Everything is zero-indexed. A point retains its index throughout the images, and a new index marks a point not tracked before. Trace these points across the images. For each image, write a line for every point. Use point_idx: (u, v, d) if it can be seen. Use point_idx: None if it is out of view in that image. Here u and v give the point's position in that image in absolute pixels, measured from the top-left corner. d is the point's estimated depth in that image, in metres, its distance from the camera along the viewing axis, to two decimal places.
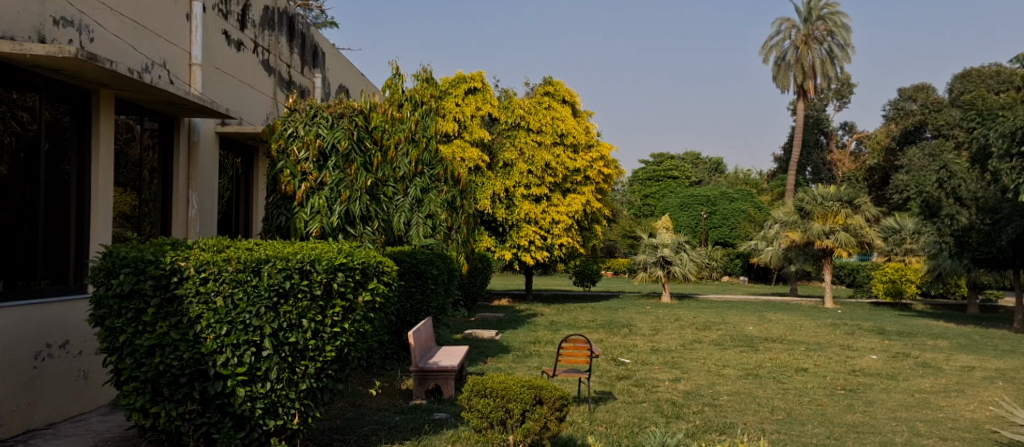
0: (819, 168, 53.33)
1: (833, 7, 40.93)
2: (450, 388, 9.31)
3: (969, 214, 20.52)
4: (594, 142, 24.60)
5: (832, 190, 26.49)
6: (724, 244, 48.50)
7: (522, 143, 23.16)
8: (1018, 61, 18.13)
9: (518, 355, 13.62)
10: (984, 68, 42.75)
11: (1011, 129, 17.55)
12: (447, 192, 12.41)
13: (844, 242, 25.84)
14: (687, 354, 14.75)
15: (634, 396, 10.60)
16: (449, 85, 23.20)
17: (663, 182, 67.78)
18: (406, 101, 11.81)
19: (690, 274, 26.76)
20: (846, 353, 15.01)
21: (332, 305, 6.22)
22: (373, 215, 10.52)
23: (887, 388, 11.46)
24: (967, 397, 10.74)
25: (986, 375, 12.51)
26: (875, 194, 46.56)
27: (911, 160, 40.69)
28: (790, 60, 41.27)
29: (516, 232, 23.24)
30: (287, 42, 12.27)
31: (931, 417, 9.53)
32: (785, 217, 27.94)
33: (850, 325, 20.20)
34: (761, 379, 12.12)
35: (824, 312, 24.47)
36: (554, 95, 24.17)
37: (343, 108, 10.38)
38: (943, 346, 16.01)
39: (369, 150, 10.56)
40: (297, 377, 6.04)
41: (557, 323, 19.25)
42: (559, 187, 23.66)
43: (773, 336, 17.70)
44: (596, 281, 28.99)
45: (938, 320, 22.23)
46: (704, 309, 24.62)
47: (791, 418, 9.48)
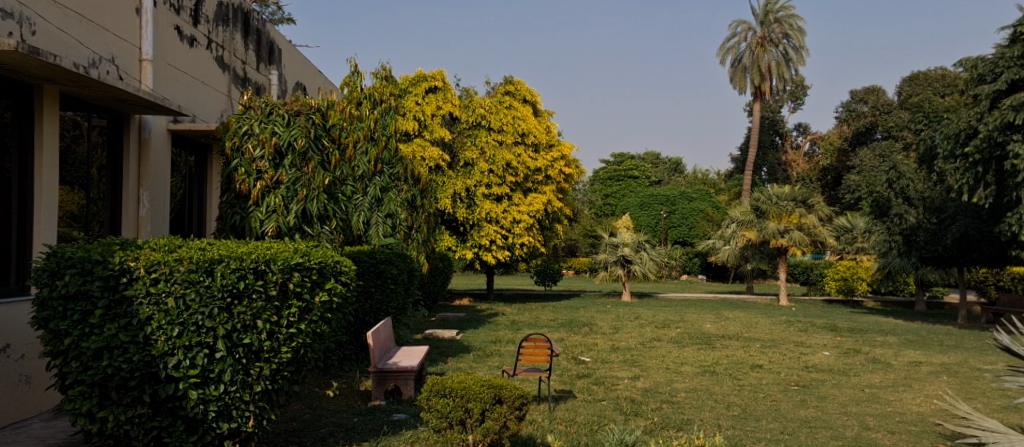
0: (774, 168, 54.28)
1: (788, 10, 41.64)
2: (410, 388, 9.29)
3: (917, 213, 21.06)
4: (555, 142, 24.71)
5: (787, 190, 27.01)
6: (682, 243, 49.10)
7: (482, 142, 23.14)
8: (961, 66, 18.67)
9: (479, 355, 13.60)
10: (930, 71, 43.96)
11: (955, 131, 18.08)
12: (407, 191, 12.36)
13: (798, 242, 26.34)
14: (646, 352, 14.91)
15: (593, 394, 10.67)
16: (409, 84, 23.08)
17: (623, 181, 68.29)
18: (365, 99, 11.75)
19: (650, 273, 27.03)
20: (800, 350, 15.31)
21: (288, 306, 6.19)
22: (331, 215, 10.42)
23: (838, 383, 11.73)
24: (914, 392, 11.04)
25: (932, 369, 12.88)
26: (828, 193, 47.56)
27: (862, 161, 41.64)
28: (747, 62, 41.93)
29: (477, 231, 23.20)
30: (242, 39, 12.08)
31: (879, 412, 9.78)
32: (742, 216, 28.36)
33: (803, 322, 20.62)
34: (717, 376, 12.31)
35: (779, 310, 24.90)
36: (514, 94, 24.20)
37: (299, 106, 10.30)
38: (892, 343, 16.43)
39: (327, 148, 10.47)
40: (251, 379, 5.97)
41: (518, 322, 19.30)
42: (520, 187, 23.71)
43: (730, 333, 17.97)
44: (557, 280, 29.08)
45: (888, 317, 22.78)
46: (663, 308, 24.88)
47: (746, 413, 9.64)
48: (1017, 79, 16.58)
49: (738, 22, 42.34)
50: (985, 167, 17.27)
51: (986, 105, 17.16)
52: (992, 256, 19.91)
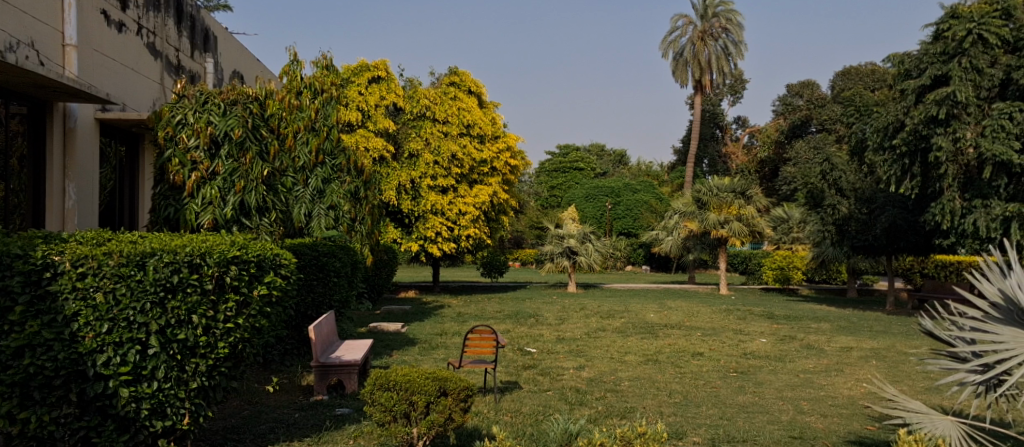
0: (715, 161, 55.35)
1: (727, 5, 42.38)
2: (354, 382, 9.21)
3: (849, 204, 21.72)
4: (501, 133, 24.66)
5: (727, 181, 27.55)
6: (627, 234, 49.70)
7: (427, 133, 22.97)
8: (890, 61, 19.29)
9: (424, 348, 13.55)
10: (862, 66, 45.32)
11: (884, 124, 18.69)
12: (350, 183, 12.19)
13: (738, 232, 26.95)
14: (591, 342, 15.07)
15: (539, 385, 10.73)
16: (352, 74, 22.85)
17: (569, 173, 68.73)
18: (306, 89, 11.58)
19: (595, 264, 27.32)
20: (739, 337, 15.67)
21: (225, 300, 6.15)
22: (269, 206, 10.23)
23: (774, 369, 12.05)
24: (846, 376, 11.42)
25: (862, 354, 13.33)
26: (766, 185, 48.75)
27: (798, 153, 42.70)
28: (688, 56, 42.49)
29: (422, 223, 23.05)
30: (175, 25, 11.75)
31: (813, 396, 10.08)
32: (684, 207, 28.81)
33: (743, 311, 21.10)
34: (659, 365, 12.51)
35: (719, 299, 25.42)
36: (459, 85, 24.06)
37: (235, 95, 10.10)
38: (825, 329, 16.97)
39: (265, 138, 10.29)
40: (186, 375, 5.88)
41: (464, 314, 19.29)
42: (466, 179, 23.61)
43: (672, 322, 18.28)
44: (503, 272, 29.13)
45: (822, 304, 23.49)
46: (608, 298, 25.18)
47: (687, 400, 9.84)
48: (940, 74, 17.18)
49: (679, 15, 42.84)
50: (911, 159, 17.97)
51: (912, 99, 17.78)
52: (918, 245, 20.62)
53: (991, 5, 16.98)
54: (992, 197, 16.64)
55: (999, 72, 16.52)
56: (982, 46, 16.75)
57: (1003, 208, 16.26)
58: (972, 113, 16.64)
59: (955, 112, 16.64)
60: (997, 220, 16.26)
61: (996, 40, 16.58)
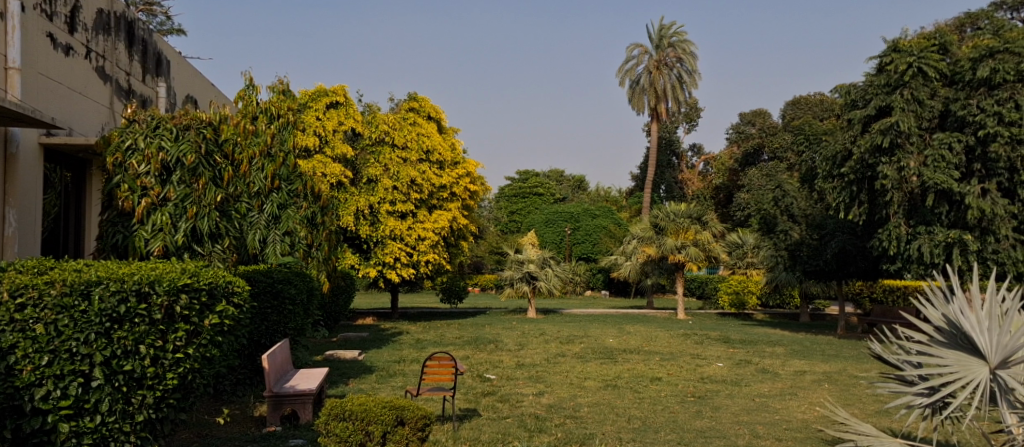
0: (671, 187, 56.07)
1: (681, 36, 43.23)
2: (308, 413, 9.05)
3: (800, 230, 22.12)
4: (460, 159, 24.70)
5: (683, 207, 27.90)
6: (586, 259, 49.97)
7: (386, 159, 22.86)
8: (837, 92, 19.84)
9: (381, 375, 13.41)
10: (811, 96, 46.53)
11: (833, 153, 19.21)
12: (306, 208, 12.07)
13: (694, 257, 27.31)
14: (550, 367, 15.05)
15: (498, 412, 10.66)
16: (309, 98, 22.71)
17: (529, 198, 68.86)
18: (261, 114, 11.54)
19: (555, 289, 27.35)
20: (696, 361, 15.82)
21: (174, 330, 6.21)
22: (223, 233, 10.05)
23: (731, 393, 12.16)
24: (799, 399, 11.59)
25: (815, 378, 13.55)
26: (721, 211, 49.58)
27: (751, 180, 43.48)
28: (644, 84, 43.20)
29: (381, 249, 22.87)
30: (126, 49, 11.57)
31: (768, 420, 10.20)
32: (642, 232, 29.04)
33: (699, 335, 21.29)
34: (618, 390, 12.53)
35: (676, 323, 25.62)
36: (418, 111, 24.06)
37: (189, 120, 9.94)
38: (779, 353, 17.22)
39: (219, 164, 10.15)
40: (132, 408, 5.89)
41: (423, 341, 19.13)
42: (425, 204, 23.53)
43: (631, 347, 18.38)
44: (463, 298, 28.98)
45: (776, 328, 23.86)
46: (567, 323, 25.20)
47: (646, 426, 9.86)
48: (884, 105, 17.62)
49: (635, 45, 43.56)
50: (858, 186, 18.49)
51: (859, 128, 18.29)
52: (867, 270, 21.10)
53: (929, 40, 17.76)
54: (935, 224, 17.16)
55: (938, 103, 17.15)
56: (922, 78, 17.32)
57: (945, 234, 16.77)
58: (916, 142, 17.13)
59: (898, 142, 17.12)
60: (940, 246, 16.75)
61: (935, 73, 17.21)
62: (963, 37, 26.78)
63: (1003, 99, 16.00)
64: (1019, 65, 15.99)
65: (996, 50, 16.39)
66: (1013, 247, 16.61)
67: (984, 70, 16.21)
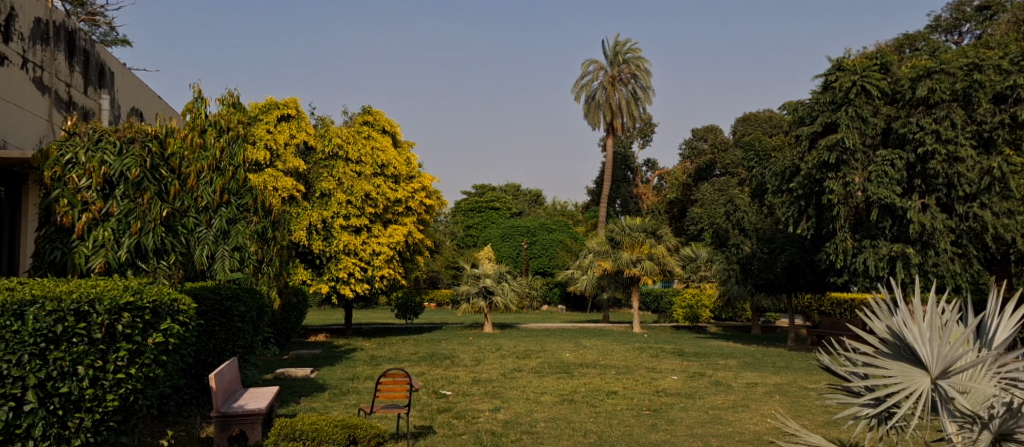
0: (627, 201, 56.58)
1: (635, 52, 43.78)
2: (257, 433, 8.80)
3: (752, 244, 22.56)
4: (415, 173, 24.55)
5: (638, 221, 28.17)
6: (543, 273, 49.97)
7: (340, 173, 22.60)
8: (785, 109, 20.26)
9: (334, 393, 13.17)
10: (760, 113, 47.51)
11: (781, 169, 19.67)
12: (256, 223, 11.85)
13: (649, 271, 27.56)
14: (506, 383, 14.97)
15: (453, 429, 10.54)
16: (259, 111, 22.37)
17: (485, 212, 68.69)
18: (210, 127, 11.21)
19: (511, 304, 27.26)
20: (651, 375, 15.91)
21: (115, 349, 6.21)
22: (169, 249, 9.82)
23: (685, 406, 12.23)
24: (751, 411, 11.70)
25: (766, 389, 13.73)
26: (674, 225, 50.16)
27: (704, 195, 44.07)
28: (599, 100, 43.58)
29: (334, 264, 22.53)
30: (66, 60, 11.24)
31: (721, 432, 10.26)
32: (598, 246, 29.14)
33: (654, 348, 21.41)
34: (574, 404, 12.52)
35: (632, 337, 25.74)
36: (373, 124, 23.90)
37: (133, 132, 9.70)
38: (732, 365, 17.42)
39: (165, 177, 9.94)
40: (69, 432, 5.88)
41: (378, 357, 18.88)
42: (380, 218, 23.28)
43: (587, 361, 18.40)
44: (418, 313, 28.71)
45: (729, 341, 24.14)
46: (524, 338, 25.14)
47: (602, 440, 9.83)
48: (830, 122, 18.01)
49: (590, 61, 43.95)
50: (807, 201, 18.94)
51: (806, 145, 18.68)
52: (815, 283, 21.44)
53: (870, 59, 18.27)
54: (879, 238, 17.58)
55: (881, 121, 17.61)
56: (865, 96, 17.73)
57: (889, 248, 17.24)
58: (860, 159, 17.56)
59: (844, 158, 17.52)
60: (884, 259, 17.18)
61: (877, 91, 17.65)
62: (902, 57, 27.68)
63: (941, 117, 16.51)
64: (954, 85, 16.57)
65: (933, 70, 16.94)
66: (952, 260, 17.00)
67: (922, 90, 16.73)
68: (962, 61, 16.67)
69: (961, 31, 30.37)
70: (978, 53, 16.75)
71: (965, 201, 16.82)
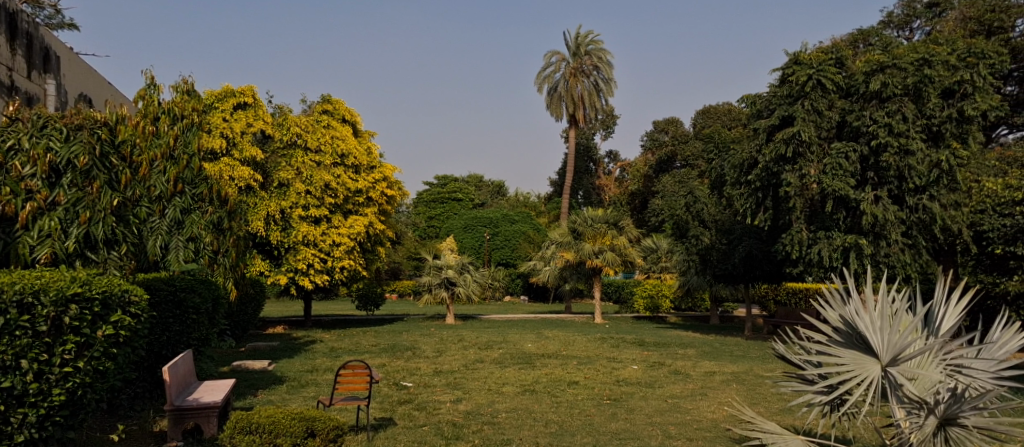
0: (589, 192, 56.84)
1: (598, 44, 43.85)
2: (212, 427, 8.63)
3: (711, 235, 22.86)
4: (376, 163, 24.35)
5: (600, 213, 28.29)
6: (505, 264, 49.98)
7: (298, 162, 22.25)
8: (743, 102, 20.48)
9: (293, 386, 13.01)
10: (720, 105, 47.98)
11: (740, 161, 19.92)
12: (212, 213, 11.62)
13: (611, 262, 27.72)
14: (468, 374, 14.93)
15: (414, 420, 10.48)
16: (215, 99, 21.88)
17: (447, 203, 68.45)
18: (164, 114, 11.00)
19: (473, 295, 27.20)
20: (612, 365, 16.00)
21: (62, 342, 6.14)
22: (119, 239, 9.58)
23: (644, 395, 12.31)
24: (709, 400, 11.84)
25: (724, 378, 13.92)
26: (635, 216, 50.55)
27: (665, 187, 44.37)
28: (562, 91, 43.58)
29: (292, 255, 22.21)
30: (7, 42, 10.78)
31: (679, 420, 10.36)
32: (560, 237, 29.17)
33: (615, 339, 21.54)
34: (536, 395, 12.53)
35: (593, 327, 25.87)
36: (333, 113, 23.60)
37: (81, 119, 9.42)
38: (690, 354, 17.61)
39: (115, 166, 9.70)
40: (11, 428, 5.71)
41: (337, 349, 18.70)
42: (340, 209, 23.03)
43: (548, 352, 18.44)
44: (379, 305, 28.47)
45: (688, 331, 24.41)
46: (487, 329, 25.11)
47: (562, 429, 9.87)
48: (786, 115, 18.21)
49: (552, 52, 43.87)
50: (764, 193, 19.20)
51: (764, 138, 18.91)
52: (772, 273, 21.79)
53: (826, 54, 18.54)
54: (833, 229, 17.90)
55: (835, 114, 17.86)
56: (821, 90, 17.95)
57: (843, 239, 17.52)
58: (815, 151, 17.84)
59: (800, 151, 17.78)
60: (838, 250, 17.47)
61: (833, 85, 17.91)
62: (856, 52, 28.15)
63: (893, 111, 16.82)
64: (905, 79, 16.92)
65: (886, 65, 17.24)
66: (902, 251, 17.42)
67: (876, 84, 17.01)
68: (913, 56, 17.02)
69: (913, 27, 30.95)
70: (928, 49, 17.11)
71: (915, 194, 17.21)
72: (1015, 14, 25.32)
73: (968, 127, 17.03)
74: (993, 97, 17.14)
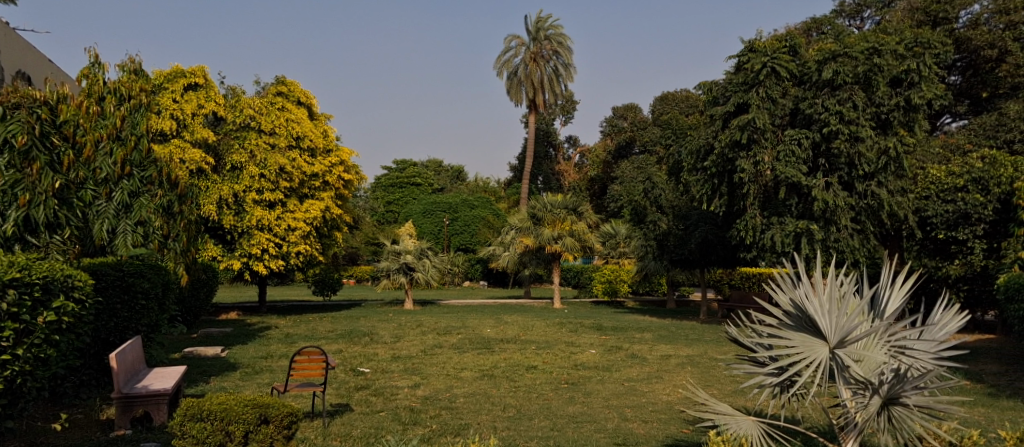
0: (549, 178, 56.97)
1: (558, 29, 43.73)
2: (162, 415, 8.44)
3: (668, 220, 23.05)
4: (333, 147, 24.08)
5: (559, 198, 28.30)
6: (465, 249, 49.91)
7: (252, 145, 21.75)
8: (700, 88, 20.62)
9: (246, 372, 12.80)
10: (678, 92, 48.33)
11: (697, 147, 20.07)
12: (162, 197, 11.22)
13: (570, 247, 27.81)
14: (427, 359, 14.85)
15: (371, 406, 10.38)
16: (164, 79, 21.34)
17: (406, 188, 68.02)
18: (110, 94, 10.70)
19: (432, 280, 27.05)
20: (570, 349, 16.05)
21: (0, 329, 5.96)
22: (62, 222, 9.25)
23: (602, 379, 12.39)
24: (664, 382, 11.97)
25: (679, 361, 14.08)
26: (595, 202, 50.81)
27: (623, 173, 44.58)
28: (521, 76, 43.41)
29: (246, 240, 21.82)
30: None
31: (635, 403, 10.44)
32: (519, 223, 29.14)
33: (573, 323, 21.62)
34: (494, 379, 12.51)
35: (552, 312, 25.95)
36: (288, 95, 23.25)
37: (18, 98, 9.12)
38: (647, 338, 17.76)
39: (57, 147, 9.38)
40: None
41: (292, 335, 18.44)
42: (295, 193, 22.66)
43: (507, 337, 18.44)
44: (336, 290, 28.14)
45: (645, 315, 24.63)
46: (445, 314, 25.02)
47: (520, 414, 9.87)
48: (742, 102, 18.43)
49: (512, 36, 43.63)
50: (720, 179, 19.40)
51: (720, 124, 19.11)
52: (726, 258, 22.10)
53: (780, 41, 18.73)
54: (786, 215, 18.20)
55: (789, 102, 18.07)
56: (775, 78, 18.16)
57: (795, 225, 17.80)
58: (769, 138, 18.06)
59: (755, 137, 17.98)
60: (790, 235, 17.75)
61: (786, 73, 18.11)
62: (809, 40, 28.56)
63: (844, 99, 17.11)
64: (856, 68, 17.20)
65: (838, 54, 17.50)
66: (851, 236, 17.76)
67: (828, 72, 17.28)
68: (863, 45, 17.32)
69: (863, 17, 31.52)
70: (878, 38, 17.41)
71: (864, 180, 17.48)
72: (959, 5, 25.96)
73: (915, 116, 17.41)
74: (938, 86, 17.54)
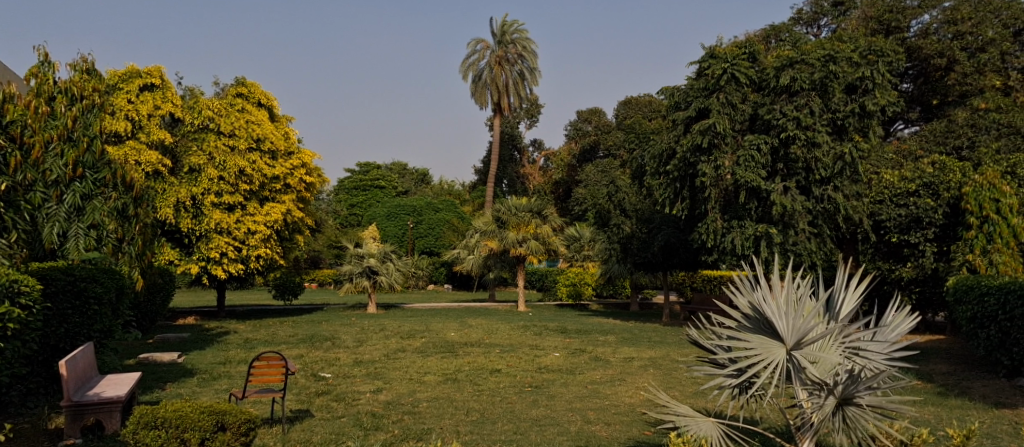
0: (513, 181, 57.01)
1: (522, 33, 43.82)
2: (114, 422, 8.22)
3: (631, 224, 23.18)
4: (295, 149, 23.77)
5: (524, 202, 28.25)
6: (429, 252, 49.69)
7: (211, 147, 21.39)
8: (663, 93, 20.76)
9: (203, 378, 12.54)
10: (641, 96, 48.71)
11: (659, 152, 20.23)
12: (116, 200, 10.97)
13: (534, 250, 27.80)
14: (389, 363, 14.72)
15: (332, 412, 10.23)
16: (119, 79, 20.85)
17: (369, 191, 67.47)
18: (60, 94, 10.40)
19: (396, 283, 26.83)
20: (534, 352, 16.03)
21: None
22: (9, 225, 8.96)
23: (564, 382, 12.39)
24: (627, 385, 12.00)
25: (642, 363, 14.15)
26: (560, 205, 50.95)
27: (588, 176, 44.75)
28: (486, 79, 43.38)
29: (204, 243, 21.43)
30: None
31: (598, 406, 10.44)
32: (484, 226, 29.06)
33: (537, 326, 21.61)
34: (457, 383, 12.44)
35: (517, 315, 25.92)
36: (248, 97, 22.90)
37: None
38: (611, 341, 17.82)
39: (3, 148, 9.08)
40: None
41: (252, 340, 18.14)
42: (255, 196, 22.32)
43: (471, 340, 18.35)
44: (298, 294, 27.77)
45: (609, 318, 24.73)
46: (410, 318, 24.84)
47: (483, 418, 9.80)
48: (703, 107, 18.61)
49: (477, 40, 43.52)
50: (682, 183, 19.55)
51: (681, 129, 19.28)
52: (688, 261, 22.30)
53: (740, 48, 18.95)
54: (745, 218, 18.43)
55: (748, 107, 18.33)
56: (735, 83, 18.38)
57: (754, 229, 18.05)
58: (729, 143, 18.26)
59: (715, 142, 18.17)
60: (750, 239, 17.98)
61: (745, 79, 18.34)
62: (768, 47, 29.00)
63: (801, 105, 17.39)
64: (813, 74, 17.49)
65: (796, 60, 17.79)
66: (809, 239, 18.03)
67: (785, 79, 17.55)
68: (820, 52, 17.61)
69: (820, 24, 32.07)
70: (833, 46, 17.71)
71: (821, 185, 17.74)
72: (911, 15, 26.59)
73: (870, 122, 17.72)
74: (891, 93, 17.90)
